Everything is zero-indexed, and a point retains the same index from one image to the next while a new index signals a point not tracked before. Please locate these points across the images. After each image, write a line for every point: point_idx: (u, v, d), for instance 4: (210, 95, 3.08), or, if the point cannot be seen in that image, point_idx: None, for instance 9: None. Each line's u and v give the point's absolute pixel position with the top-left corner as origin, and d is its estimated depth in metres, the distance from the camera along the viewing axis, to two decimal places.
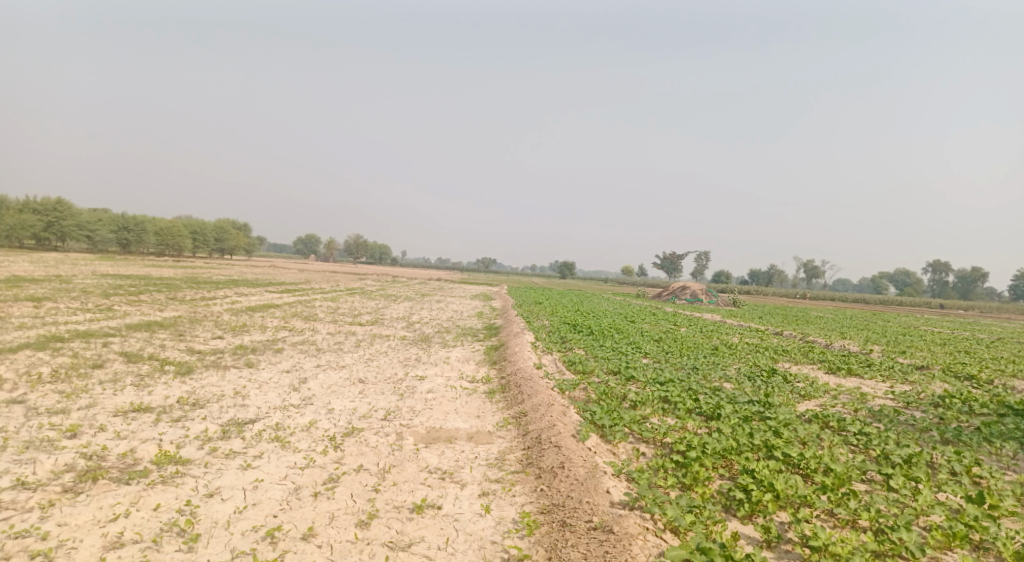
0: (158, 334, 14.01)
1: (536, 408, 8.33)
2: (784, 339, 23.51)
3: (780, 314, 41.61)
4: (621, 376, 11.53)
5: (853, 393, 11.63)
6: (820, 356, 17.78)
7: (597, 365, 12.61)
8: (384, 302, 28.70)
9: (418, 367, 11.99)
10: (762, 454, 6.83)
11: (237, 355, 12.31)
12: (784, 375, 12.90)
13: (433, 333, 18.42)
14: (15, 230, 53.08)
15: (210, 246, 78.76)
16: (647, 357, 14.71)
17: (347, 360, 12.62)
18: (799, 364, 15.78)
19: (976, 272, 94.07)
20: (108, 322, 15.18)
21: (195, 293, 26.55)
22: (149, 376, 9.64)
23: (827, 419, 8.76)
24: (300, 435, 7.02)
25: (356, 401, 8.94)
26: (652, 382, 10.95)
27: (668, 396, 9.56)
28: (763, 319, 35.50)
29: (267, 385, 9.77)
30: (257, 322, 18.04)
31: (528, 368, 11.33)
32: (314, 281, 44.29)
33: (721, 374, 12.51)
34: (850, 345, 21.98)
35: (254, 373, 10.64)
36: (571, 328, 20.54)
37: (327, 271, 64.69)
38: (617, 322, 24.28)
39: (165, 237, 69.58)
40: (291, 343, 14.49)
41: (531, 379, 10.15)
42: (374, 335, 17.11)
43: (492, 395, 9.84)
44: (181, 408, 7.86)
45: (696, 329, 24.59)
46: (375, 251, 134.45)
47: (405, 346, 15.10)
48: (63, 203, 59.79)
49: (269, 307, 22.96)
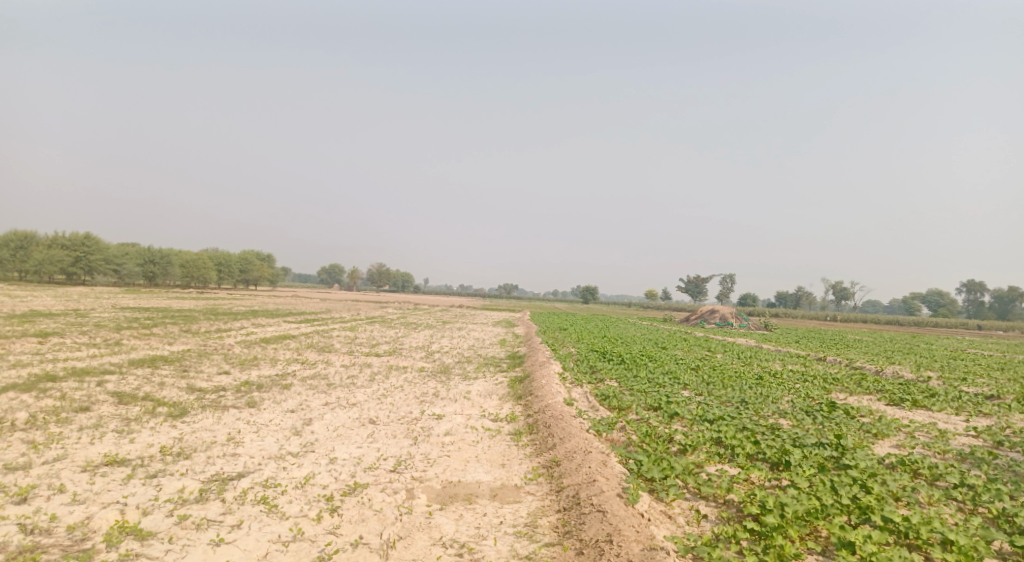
0: (161, 371, 13.16)
1: (571, 457, 7.10)
2: (828, 365, 21.76)
3: (815, 338, 39.52)
4: (662, 413, 10.24)
5: (931, 431, 10.06)
6: (878, 385, 16.05)
7: (634, 400, 11.32)
8: (402, 331, 27.70)
9: (435, 404, 10.86)
10: (855, 519, 5.52)
11: (241, 393, 11.34)
12: (847, 409, 11.37)
13: (453, 364, 17.20)
14: (44, 265, 54.16)
15: (235, 277, 79.46)
16: (688, 389, 13.34)
17: (359, 396, 11.56)
18: (856, 395, 14.18)
19: (1015, 292, 89.67)
20: (112, 358, 14.42)
21: (211, 325, 25.91)
22: (137, 420, 8.70)
23: (916, 464, 7.33)
24: (292, 495, 5.91)
25: (362, 449, 7.81)
26: (699, 419, 9.64)
27: (722, 437, 8.24)
28: (800, 343, 33.49)
29: (267, 429, 8.73)
30: (269, 355, 17.14)
31: (558, 405, 10.10)
32: (334, 309, 43.90)
33: (775, 408, 11.10)
34: (903, 372, 20.14)
35: (254, 414, 9.62)
36: (599, 357, 19.16)
37: (347, 300, 64.53)
38: (647, 349, 22.82)
39: (191, 270, 70.38)
40: (301, 377, 13.50)
41: (563, 420, 8.94)
42: (391, 367, 16.05)
43: (518, 438, 8.64)
44: (161, 461, 6.86)
45: (733, 356, 22.90)
46: (396, 279, 134.48)
47: (423, 379, 13.97)
48: (92, 238, 60.92)
49: (284, 338, 22.16)
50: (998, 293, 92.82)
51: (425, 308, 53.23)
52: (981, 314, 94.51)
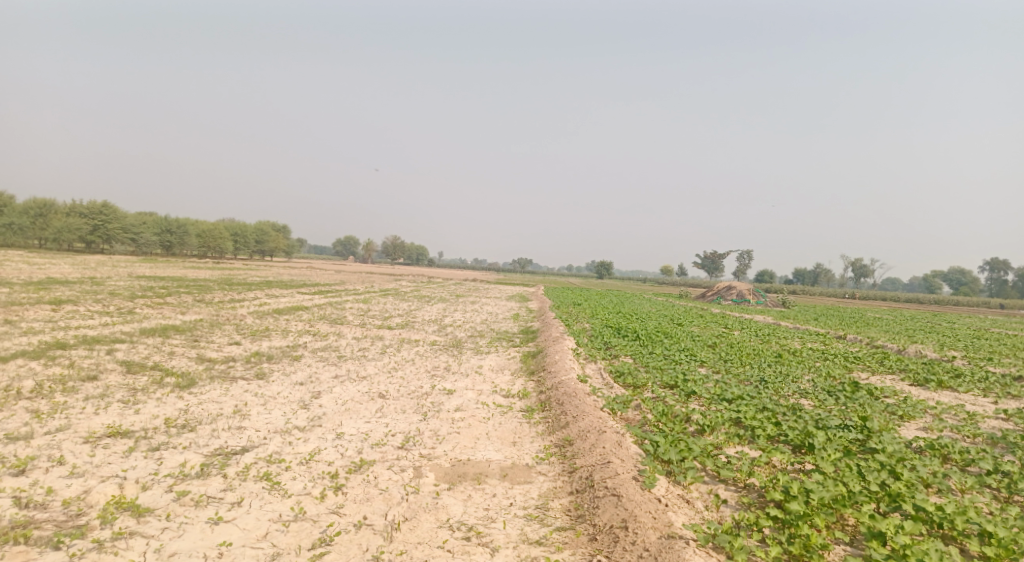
0: (172, 340, 13.12)
1: (584, 437, 6.84)
2: (848, 343, 21.24)
3: (834, 316, 38.75)
4: (679, 391, 9.93)
5: (960, 413, 9.63)
6: (901, 364, 15.57)
7: (650, 377, 11.02)
8: (415, 304, 27.60)
9: (446, 379, 10.66)
10: (885, 507, 5.20)
11: (250, 364, 11.24)
12: (871, 389, 10.96)
13: (465, 338, 16.99)
14: (63, 233, 54.85)
15: (250, 248, 79.98)
16: (705, 366, 13.01)
17: (369, 369, 11.40)
18: (879, 375, 13.74)
19: None
20: (124, 326, 14.43)
21: (225, 294, 26.00)
22: (144, 391, 8.61)
23: (946, 447, 6.96)
24: (296, 472, 5.74)
25: (370, 424, 7.62)
26: (717, 398, 9.32)
27: (742, 418, 7.93)
28: (818, 320, 32.81)
29: (274, 401, 8.59)
30: (280, 326, 17.07)
31: (571, 382, 9.84)
32: (347, 281, 43.92)
33: (796, 387, 10.73)
34: (926, 351, 19.56)
35: (263, 387, 9.50)
36: (613, 333, 18.83)
37: (361, 271, 64.64)
38: (662, 325, 22.44)
39: (207, 240, 70.87)
40: (312, 349, 13.38)
41: (576, 397, 8.67)
42: (402, 340, 15.90)
43: (530, 415, 8.39)
44: (165, 434, 6.73)
45: (750, 333, 22.42)
46: (411, 251, 134.63)
47: (434, 352, 13.79)
48: (109, 208, 61.41)
49: (296, 309, 22.10)
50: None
51: (438, 281, 53.17)
52: (1005, 293, 92.24)
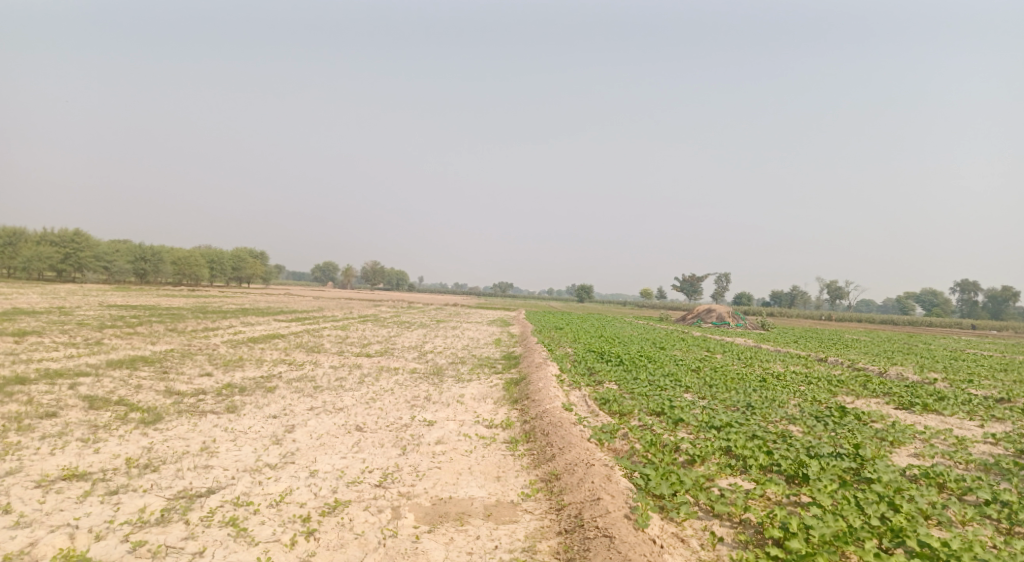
0: (140, 372, 12.54)
1: (572, 471, 6.56)
2: (830, 366, 21.31)
3: (813, 338, 39.13)
4: (666, 419, 9.73)
5: (948, 438, 9.54)
6: (884, 387, 15.58)
7: (636, 404, 10.81)
8: (395, 331, 27.09)
9: (427, 409, 10.30)
10: (887, 543, 5.02)
11: (221, 397, 10.74)
12: (858, 414, 10.87)
13: (447, 365, 16.61)
14: (32, 262, 53.28)
15: (227, 275, 78.54)
16: (690, 392, 12.84)
17: (347, 400, 10.99)
18: (863, 398, 13.68)
19: (1005, 292, 89.69)
20: (90, 358, 13.79)
21: (199, 323, 25.21)
22: (106, 428, 8.10)
23: (941, 476, 6.83)
24: (265, 515, 5.34)
25: (346, 460, 7.24)
26: (705, 426, 9.14)
27: (732, 447, 7.74)
28: (798, 343, 33.02)
29: (245, 437, 8.14)
30: (255, 355, 16.51)
31: (556, 411, 9.57)
32: (327, 308, 43.23)
33: (783, 413, 10.60)
34: (906, 373, 19.69)
35: (233, 421, 9.03)
36: (596, 358, 18.62)
37: (341, 298, 63.74)
38: (646, 349, 22.31)
39: (183, 267, 69.43)
40: (287, 380, 12.91)
41: (562, 427, 8.40)
42: (382, 368, 15.47)
43: (514, 447, 8.08)
44: (125, 475, 6.28)
45: (733, 356, 22.38)
46: (391, 277, 133.59)
47: (415, 381, 13.40)
48: (81, 235, 59.95)
49: (273, 337, 21.51)
50: (991, 294, 92.95)
51: (419, 307, 52.62)
52: (975, 313, 94.54)
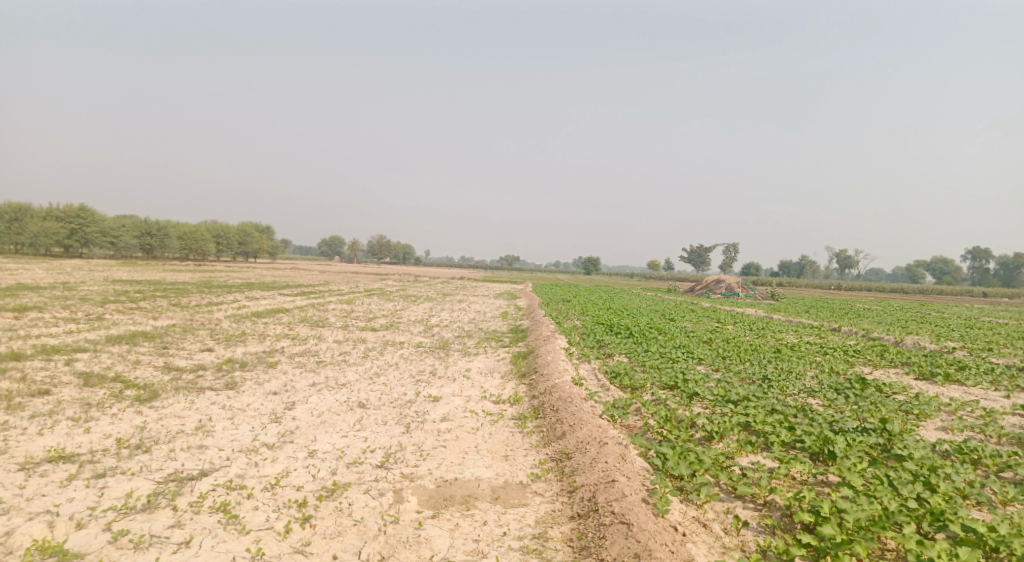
0: (139, 348, 12.26)
1: (583, 450, 6.20)
2: (844, 336, 20.84)
3: (824, 307, 38.51)
4: (680, 393, 9.36)
5: (976, 410, 9.10)
6: (902, 358, 15.11)
7: (648, 378, 10.43)
8: (401, 304, 26.77)
9: (432, 385, 9.97)
10: (927, 528, 4.66)
11: (221, 373, 10.45)
12: (879, 386, 10.43)
13: (453, 338, 16.28)
14: (38, 238, 53.17)
15: (234, 249, 78.44)
16: (703, 365, 12.46)
17: (350, 375, 10.68)
18: (882, 369, 13.24)
19: (1019, 260, 88.13)
20: (89, 334, 13.53)
21: (203, 298, 24.98)
22: (99, 406, 7.81)
23: (976, 452, 6.42)
24: (258, 500, 5.04)
25: (347, 439, 6.91)
26: (721, 400, 8.76)
27: (752, 422, 7.36)
28: (809, 313, 32.47)
29: (243, 415, 7.84)
30: (258, 330, 16.23)
31: (565, 386, 9.22)
32: (333, 281, 42.94)
33: (801, 385, 10.19)
34: (923, 343, 19.18)
35: (232, 398, 8.73)
36: (605, 330, 18.23)
37: (346, 271, 63.59)
38: (655, 321, 21.89)
39: (189, 242, 69.32)
40: (290, 355, 12.61)
41: (573, 403, 8.04)
42: (387, 342, 15.16)
43: (522, 424, 7.73)
44: (114, 457, 5.97)
45: (744, 327, 21.92)
46: (397, 250, 133.26)
47: (420, 355, 13.07)
48: (87, 211, 59.72)
49: (277, 312, 21.24)
50: (1004, 262, 91.49)
51: (425, 280, 52.31)
52: (986, 282, 93.27)
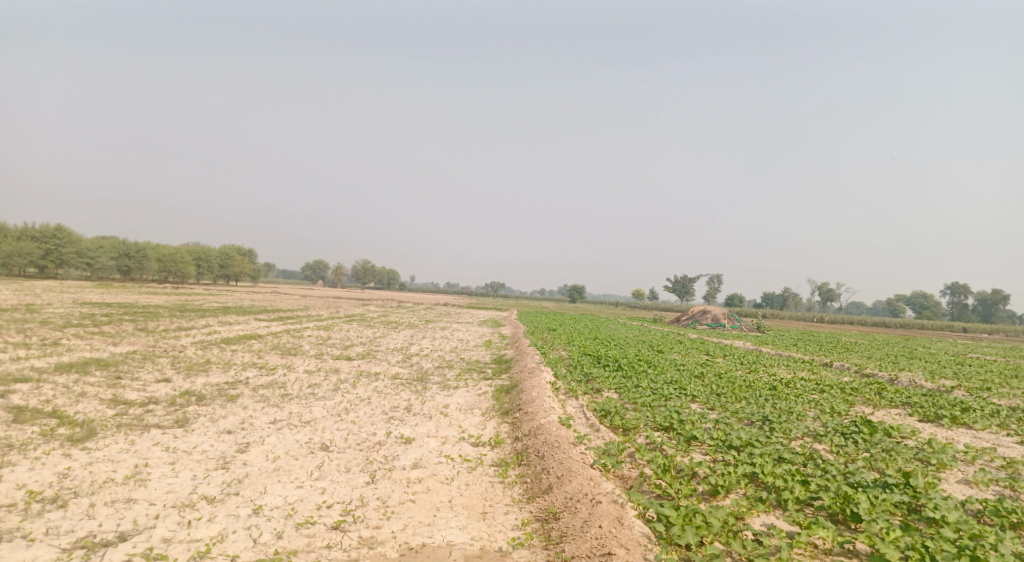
0: (89, 377, 11.22)
1: (573, 510, 5.41)
2: (836, 372, 20.27)
3: (811, 340, 38.09)
4: (678, 436, 8.61)
5: (995, 459, 8.40)
6: (900, 396, 14.53)
7: (641, 417, 9.69)
8: (381, 332, 25.75)
9: (406, 423, 9.12)
10: None
11: (173, 408, 9.46)
12: (887, 430, 9.76)
13: (433, 370, 15.39)
14: (13, 257, 51.51)
15: (214, 272, 76.80)
16: (697, 403, 11.73)
17: (317, 411, 9.77)
18: (883, 410, 12.61)
19: (995, 295, 89.49)
20: (37, 361, 12.45)
21: (173, 322, 23.80)
22: (22, 447, 6.84)
23: (1014, 515, 5.73)
24: None
25: (301, 491, 6.02)
26: (723, 446, 8.03)
27: (760, 473, 6.64)
28: (798, 346, 31.99)
29: (187, 460, 6.88)
30: (224, 358, 15.20)
31: (552, 427, 8.41)
32: (314, 307, 41.80)
33: (805, 428, 9.50)
34: (918, 380, 18.61)
35: (179, 438, 7.76)
36: (593, 362, 17.44)
37: (328, 297, 62.50)
38: (643, 353, 21.17)
39: (169, 264, 67.80)
40: (254, 387, 11.63)
41: (559, 448, 7.24)
42: (362, 373, 14.23)
43: (504, 472, 6.91)
44: (18, 516, 5.02)
45: (734, 361, 21.29)
46: (383, 276, 132.38)
47: (396, 389, 12.18)
48: (64, 230, 58.21)
49: (249, 338, 20.17)
50: (981, 296, 92.91)
51: (409, 306, 51.27)
52: (965, 317, 94.37)
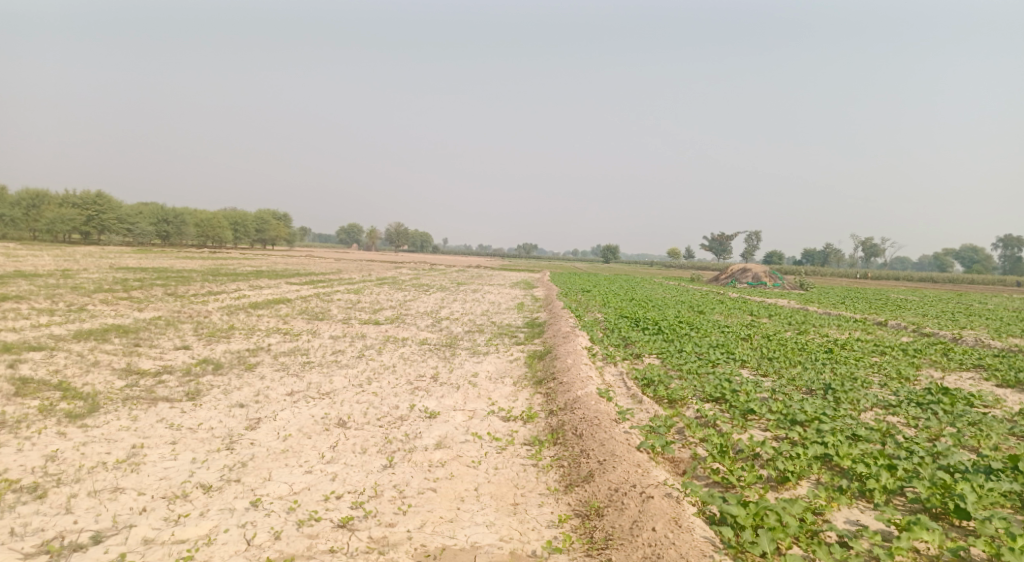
0: (105, 346, 10.83)
1: (620, 505, 4.60)
2: (892, 331, 18.81)
3: (858, 297, 36.02)
4: (731, 409, 7.63)
5: None
6: (972, 358, 13.13)
7: (689, 387, 8.72)
8: (410, 294, 25.16)
9: (431, 394, 8.40)
10: None
11: (187, 379, 8.94)
12: (970, 399, 8.55)
13: (462, 334, 14.69)
14: (56, 225, 52.87)
15: (250, 237, 77.84)
16: (748, 369, 10.68)
17: (337, 381, 9.14)
18: (955, 374, 11.33)
19: None
20: (58, 328, 12.15)
21: (203, 287, 23.67)
22: (16, 426, 6.35)
23: None
24: None
25: (310, 478, 5.36)
26: (786, 421, 7.01)
27: (835, 455, 5.63)
28: (846, 304, 30.12)
29: (190, 439, 6.29)
30: (249, 324, 14.76)
31: (590, 400, 7.54)
32: (344, 270, 41.60)
33: (875, 398, 8.37)
34: (987, 340, 16.98)
35: (186, 413, 7.20)
36: (630, 325, 16.41)
37: (360, 260, 62.71)
38: (683, 313, 20.03)
39: (205, 229, 68.85)
40: (275, 354, 11.09)
41: (599, 425, 6.39)
42: (388, 338, 13.63)
43: (537, 453, 6.10)
44: None
45: (781, 321, 19.98)
46: (414, 239, 132.71)
47: (422, 355, 11.49)
48: (104, 197, 59.29)
49: (277, 302, 19.81)
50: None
51: (439, 268, 50.69)
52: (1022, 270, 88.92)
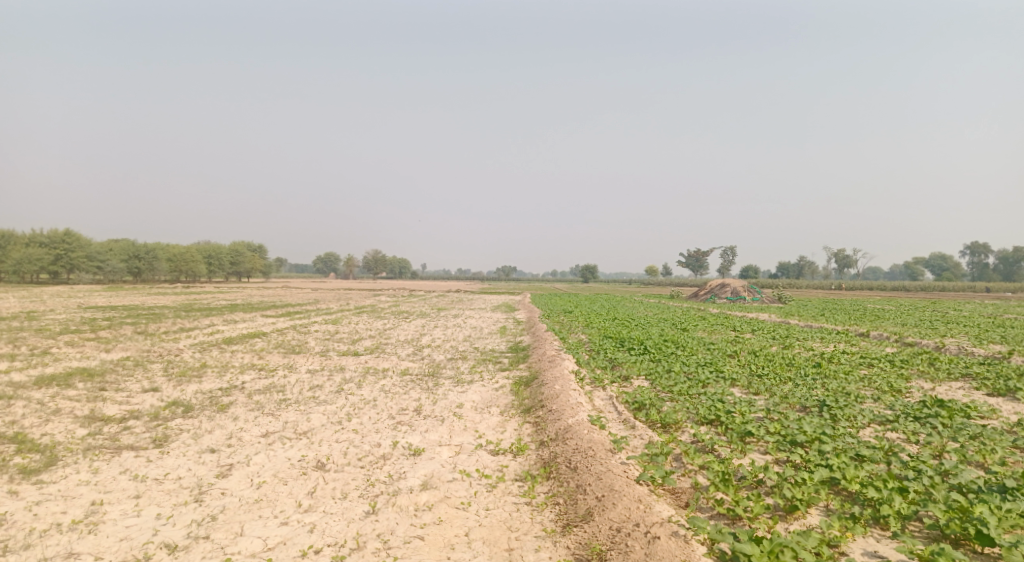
0: (67, 391, 10.20)
1: (624, 548, 4.30)
2: (875, 342, 18.88)
3: (837, 309, 36.42)
4: (728, 432, 7.37)
5: None
6: (958, 367, 13.11)
7: (682, 409, 8.46)
8: (391, 322, 24.66)
9: (415, 429, 7.99)
10: None
11: (154, 424, 8.39)
12: (965, 411, 8.43)
13: (445, 362, 14.27)
14: (22, 265, 51.18)
15: (225, 270, 76.36)
16: (739, 388, 10.48)
17: (315, 419, 8.67)
18: (944, 384, 11.27)
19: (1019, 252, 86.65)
20: (17, 374, 11.46)
21: (175, 323, 22.86)
22: None
23: None
24: None
25: (286, 530, 4.94)
26: (786, 442, 6.77)
27: (842, 479, 5.40)
28: (825, 316, 30.37)
29: (155, 491, 5.80)
30: (222, 361, 14.15)
31: (582, 429, 7.22)
32: (323, 300, 40.83)
33: (872, 414, 8.20)
34: (969, 347, 17.10)
35: (152, 462, 6.69)
36: (615, 346, 16.17)
37: (338, 289, 61.87)
38: (668, 332, 19.87)
39: (179, 263, 67.35)
40: (250, 393, 10.56)
41: (594, 457, 6.07)
42: (369, 370, 13.15)
43: (530, 490, 5.74)
44: None
45: (765, 336, 19.94)
46: (393, 266, 131.79)
47: (405, 387, 11.05)
48: (73, 234, 57.71)
49: (253, 337, 19.17)
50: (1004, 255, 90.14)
51: (419, 295, 50.13)
52: (988, 276, 91.57)
